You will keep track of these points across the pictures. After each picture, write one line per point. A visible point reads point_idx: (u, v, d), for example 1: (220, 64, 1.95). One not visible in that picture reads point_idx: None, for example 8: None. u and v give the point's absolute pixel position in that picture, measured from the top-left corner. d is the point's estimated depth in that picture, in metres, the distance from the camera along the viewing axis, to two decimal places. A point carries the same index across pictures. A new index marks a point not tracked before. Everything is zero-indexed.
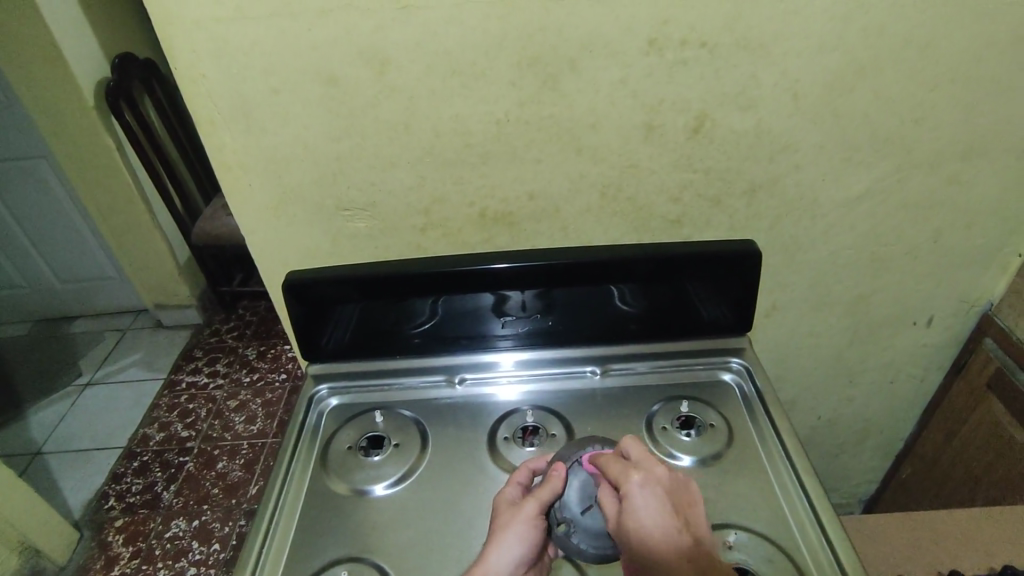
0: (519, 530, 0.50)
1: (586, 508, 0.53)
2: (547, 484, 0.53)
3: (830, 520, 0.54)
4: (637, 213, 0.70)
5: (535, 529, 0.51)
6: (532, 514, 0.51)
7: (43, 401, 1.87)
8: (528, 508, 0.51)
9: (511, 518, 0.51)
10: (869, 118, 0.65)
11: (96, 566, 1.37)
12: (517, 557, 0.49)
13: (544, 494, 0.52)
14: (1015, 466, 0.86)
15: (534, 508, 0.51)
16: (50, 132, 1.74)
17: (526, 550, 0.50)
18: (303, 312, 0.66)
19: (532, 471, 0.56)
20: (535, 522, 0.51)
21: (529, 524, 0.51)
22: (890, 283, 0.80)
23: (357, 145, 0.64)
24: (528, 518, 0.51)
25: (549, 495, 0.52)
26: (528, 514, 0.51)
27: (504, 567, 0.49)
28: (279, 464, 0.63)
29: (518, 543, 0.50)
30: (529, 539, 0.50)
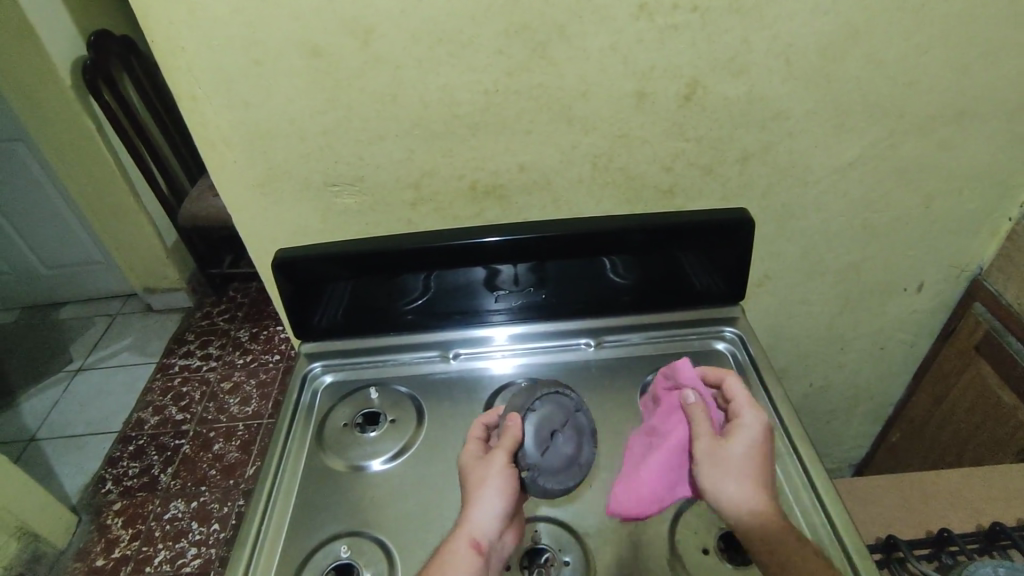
0: (495, 483, 0.51)
1: (544, 450, 0.52)
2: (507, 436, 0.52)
3: (823, 483, 0.55)
4: (629, 183, 0.70)
5: (511, 477, 0.51)
6: (504, 464, 0.51)
7: (35, 388, 1.86)
8: (500, 459, 0.51)
9: (485, 474, 0.51)
10: (861, 83, 0.64)
11: (96, 549, 1.37)
12: (497, 512, 0.50)
13: (507, 443, 0.52)
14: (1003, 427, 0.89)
15: (503, 459, 0.52)
16: (27, 113, 1.69)
17: (506, 502, 0.50)
18: (294, 289, 0.66)
19: (487, 424, 0.56)
20: (507, 472, 0.51)
21: (503, 475, 0.51)
22: (883, 249, 0.80)
23: (343, 119, 0.63)
24: (500, 470, 0.51)
25: (512, 444, 0.52)
26: (500, 466, 0.51)
27: (488, 523, 0.49)
28: (274, 442, 0.63)
29: (497, 496, 0.50)
30: (506, 490, 0.51)
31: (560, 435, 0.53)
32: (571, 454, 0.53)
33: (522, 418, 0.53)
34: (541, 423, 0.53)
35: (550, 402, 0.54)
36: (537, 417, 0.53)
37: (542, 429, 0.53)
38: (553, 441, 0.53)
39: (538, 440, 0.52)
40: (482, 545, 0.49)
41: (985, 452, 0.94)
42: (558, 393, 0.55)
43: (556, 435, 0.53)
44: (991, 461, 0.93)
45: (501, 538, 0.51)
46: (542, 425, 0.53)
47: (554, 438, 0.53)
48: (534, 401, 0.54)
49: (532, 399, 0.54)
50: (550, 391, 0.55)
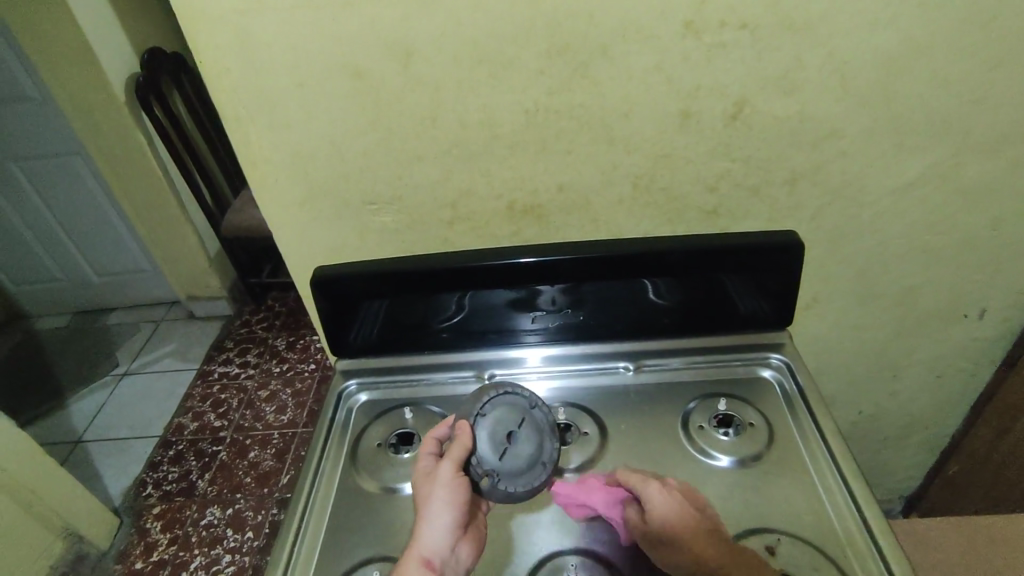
0: (444, 496, 0.50)
1: (501, 454, 0.52)
2: (452, 445, 0.53)
3: (881, 527, 0.51)
4: (671, 204, 0.68)
5: (462, 486, 0.51)
6: (452, 473, 0.51)
7: (82, 392, 1.83)
8: (447, 470, 0.51)
9: (432, 488, 0.51)
10: (920, 101, 0.61)
11: (135, 552, 1.29)
12: (447, 525, 0.49)
13: (455, 453, 0.52)
14: None
15: (451, 469, 0.51)
16: (82, 125, 1.74)
17: (455, 514, 0.50)
18: (332, 307, 0.66)
19: (438, 437, 0.55)
20: (456, 481, 0.51)
21: (451, 486, 0.51)
22: (942, 274, 0.76)
23: (383, 139, 0.63)
24: (448, 481, 0.51)
25: (460, 453, 0.52)
26: (448, 478, 0.51)
27: (438, 538, 0.49)
28: (309, 462, 0.62)
29: (446, 508, 0.50)
30: (454, 501, 0.50)
31: (516, 436, 0.53)
32: (532, 454, 0.53)
33: (472, 425, 0.54)
34: (493, 427, 0.53)
35: (501, 405, 0.55)
36: (488, 422, 0.54)
37: (495, 433, 0.53)
38: (509, 443, 0.53)
39: (493, 445, 0.53)
40: (433, 562, 0.48)
41: None
42: (508, 394, 0.55)
43: (512, 437, 0.53)
44: None
45: (456, 553, 0.50)
46: (496, 429, 0.54)
47: (509, 440, 0.53)
48: (484, 406, 0.55)
49: (482, 403, 0.55)
50: (500, 393, 0.55)
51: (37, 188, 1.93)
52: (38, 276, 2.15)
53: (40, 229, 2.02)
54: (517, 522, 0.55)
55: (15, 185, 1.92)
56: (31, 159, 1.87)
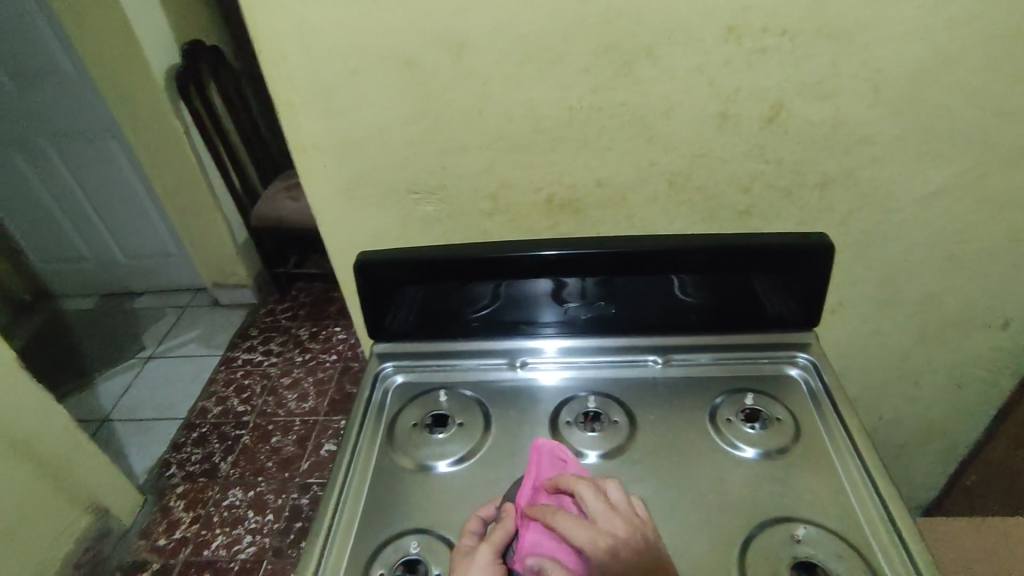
0: None
1: None
2: (495, 530, 0.52)
3: (905, 521, 0.52)
4: (704, 203, 0.70)
5: (498, 574, 0.49)
6: (490, 558, 0.50)
7: (110, 372, 1.86)
8: (486, 553, 0.50)
9: (467, 568, 0.49)
10: (953, 111, 0.62)
11: (158, 529, 1.32)
12: None
13: (497, 536, 0.51)
14: None
15: (489, 554, 0.50)
16: (121, 110, 1.76)
17: None
18: (373, 291, 0.69)
19: (483, 518, 0.54)
20: (494, 567, 0.49)
21: (487, 571, 0.49)
22: (969, 283, 0.77)
23: (430, 130, 0.66)
24: (485, 565, 0.49)
25: (502, 537, 0.51)
26: (485, 562, 0.50)
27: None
28: (348, 437, 0.65)
29: None
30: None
31: None
32: None
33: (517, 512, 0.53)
34: None
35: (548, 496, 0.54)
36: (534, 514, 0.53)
37: None
38: None
39: None
40: None
41: None
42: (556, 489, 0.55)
43: None
44: None
45: None
46: None
47: None
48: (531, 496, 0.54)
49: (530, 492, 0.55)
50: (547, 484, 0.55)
51: (74, 172, 1.99)
52: (71, 257, 2.20)
53: (75, 211, 2.08)
54: None
55: (53, 167, 1.98)
56: (68, 141, 1.93)
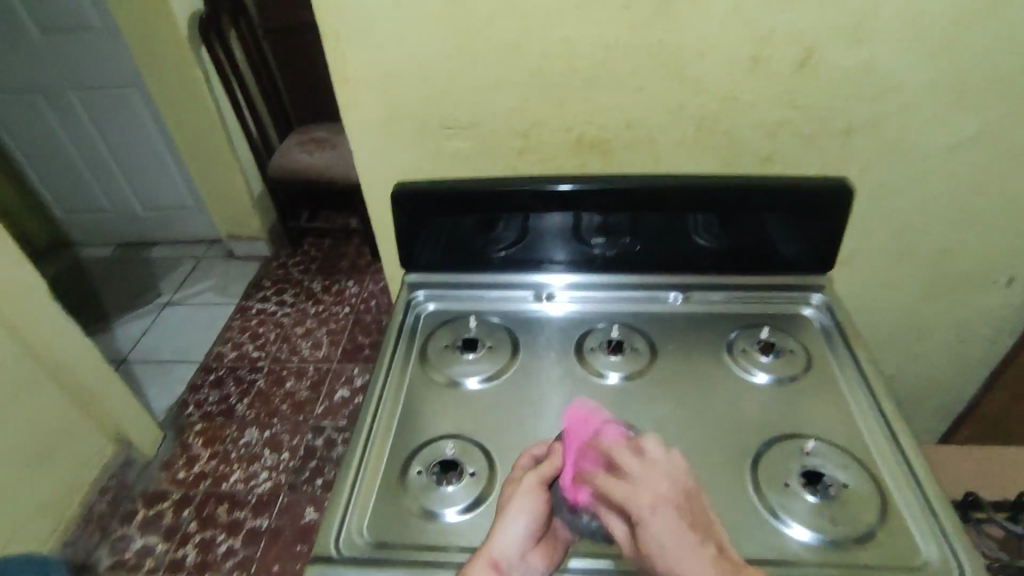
0: (523, 505, 0.49)
1: None
2: (544, 463, 0.51)
3: (908, 437, 0.55)
4: (730, 147, 0.72)
5: (540, 501, 0.49)
6: (536, 485, 0.50)
7: (127, 316, 1.90)
8: (532, 480, 0.50)
9: (512, 495, 0.50)
10: (976, 62, 0.65)
11: (178, 463, 1.37)
12: (521, 533, 0.48)
13: (545, 470, 0.50)
14: None
15: (534, 481, 0.50)
16: (142, 56, 1.74)
17: (531, 524, 0.48)
18: (408, 220, 0.72)
19: (535, 454, 0.53)
20: (540, 494, 0.49)
21: (532, 496, 0.49)
22: (976, 237, 0.80)
23: (470, 64, 0.68)
24: (530, 492, 0.49)
25: (550, 471, 0.50)
26: (531, 488, 0.49)
27: (509, 544, 0.47)
28: (383, 354, 0.68)
29: (522, 516, 0.48)
30: (532, 513, 0.48)
31: None
32: None
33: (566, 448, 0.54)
34: None
35: None
36: None
37: None
38: None
39: None
40: (501, 565, 0.47)
41: None
42: None
43: None
44: None
45: (526, 561, 0.48)
46: None
47: None
48: None
49: None
50: None
51: (93, 117, 1.97)
52: (88, 205, 2.20)
53: (93, 158, 2.07)
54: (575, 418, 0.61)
55: (73, 114, 1.97)
56: (90, 91, 1.91)
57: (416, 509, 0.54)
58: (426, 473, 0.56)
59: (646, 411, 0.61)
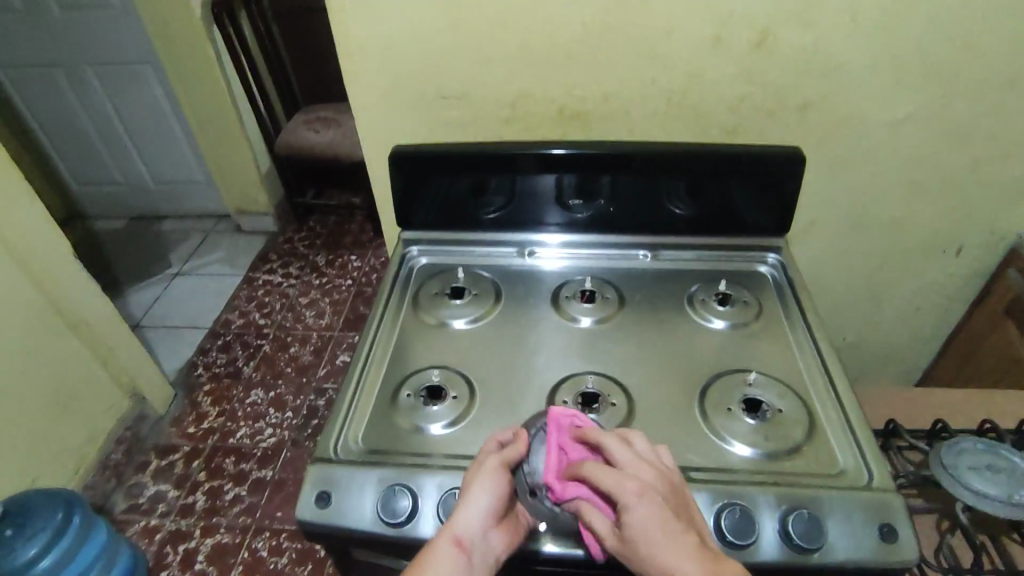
0: (484, 486, 0.51)
1: None
2: (506, 448, 0.53)
3: (838, 371, 0.63)
4: (697, 120, 0.79)
5: (501, 482, 0.51)
6: (497, 467, 0.52)
7: (139, 285, 1.98)
8: (493, 462, 0.52)
9: (474, 476, 0.51)
10: (917, 45, 0.72)
11: (188, 419, 1.46)
12: (483, 512, 0.50)
13: (509, 455, 0.52)
14: None
15: (496, 462, 0.52)
16: (157, 34, 1.81)
17: (491, 504, 0.50)
18: (404, 180, 0.79)
19: (501, 440, 0.55)
20: (500, 475, 0.51)
21: (493, 477, 0.51)
22: (926, 209, 0.87)
23: (460, 39, 0.75)
24: (490, 473, 0.51)
25: (513, 455, 0.53)
26: (493, 468, 0.51)
27: (472, 521, 0.49)
28: (379, 299, 0.76)
29: (484, 495, 0.50)
30: (496, 491, 0.51)
31: None
32: None
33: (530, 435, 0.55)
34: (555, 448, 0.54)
35: None
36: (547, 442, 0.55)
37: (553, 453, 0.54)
38: None
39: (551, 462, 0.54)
40: (463, 542, 0.48)
41: None
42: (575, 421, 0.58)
43: None
44: None
45: (488, 540, 0.49)
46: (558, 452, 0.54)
47: None
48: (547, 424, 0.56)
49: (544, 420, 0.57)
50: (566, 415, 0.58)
51: (109, 93, 2.05)
52: (102, 178, 2.28)
53: (108, 132, 2.14)
54: (548, 353, 0.69)
55: (90, 88, 2.04)
56: (107, 66, 1.98)
57: (407, 424, 0.62)
58: (414, 396, 0.64)
59: (612, 349, 0.69)
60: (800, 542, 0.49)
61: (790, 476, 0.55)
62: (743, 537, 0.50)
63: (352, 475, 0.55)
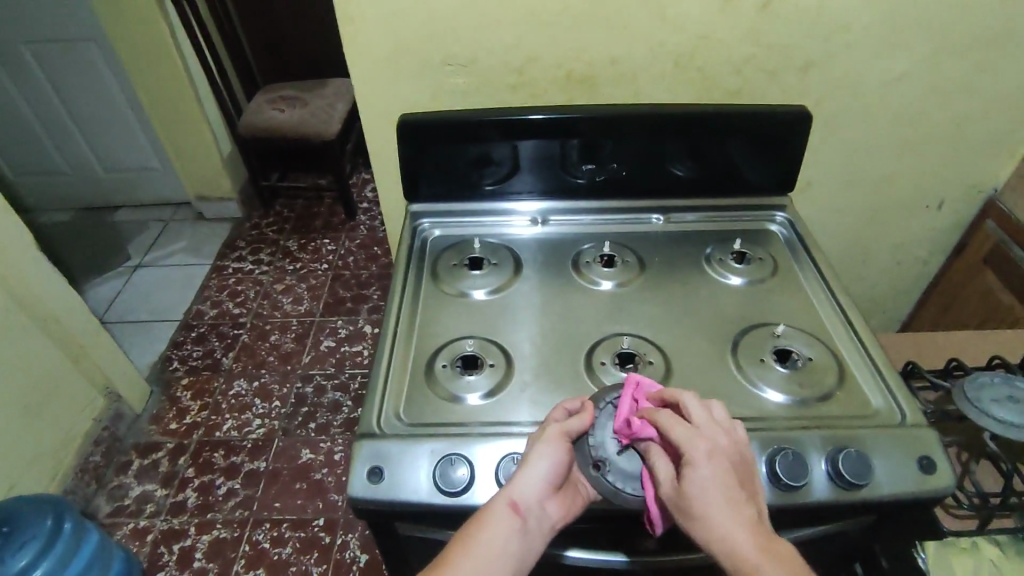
0: (544, 453, 0.50)
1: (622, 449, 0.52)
2: (571, 418, 0.53)
3: (858, 319, 0.66)
4: (703, 82, 0.80)
5: (562, 450, 0.50)
6: (559, 435, 0.51)
7: (97, 279, 1.87)
8: (555, 430, 0.51)
9: (535, 442, 0.51)
10: (915, 2, 0.74)
11: (168, 416, 1.40)
12: (542, 479, 0.49)
13: (572, 425, 0.52)
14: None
15: (558, 431, 0.51)
16: (101, 7, 1.68)
17: (551, 471, 0.49)
18: (412, 150, 0.77)
19: (568, 409, 0.54)
20: (561, 444, 0.51)
21: (554, 445, 0.50)
22: (912, 165, 0.91)
23: (468, 1, 0.72)
24: (552, 442, 0.50)
25: (576, 426, 0.52)
26: (553, 437, 0.51)
27: (530, 487, 0.48)
28: (397, 272, 0.74)
29: (544, 462, 0.49)
30: (555, 458, 0.50)
31: None
32: None
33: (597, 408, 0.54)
34: None
35: None
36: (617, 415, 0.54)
37: None
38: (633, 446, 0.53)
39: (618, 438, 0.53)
40: (520, 508, 0.48)
41: None
42: None
43: None
44: None
45: (545, 508, 0.49)
46: None
47: None
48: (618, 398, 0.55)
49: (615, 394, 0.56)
50: None
51: (48, 74, 1.90)
52: (45, 167, 2.12)
53: (50, 117, 1.99)
54: (577, 319, 0.69)
55: (27, 69, 1.88)
56: (45, 45, 1.84)
57: (443, 394, 0.61)
58: (450, 366, 0.63)
59: (639, 311, 0.69)
60: (850, 478, 0.51)
61: (829, 419, 0.57)
62: (797, 478, 0.52)
63: (404, 448, 0.54)
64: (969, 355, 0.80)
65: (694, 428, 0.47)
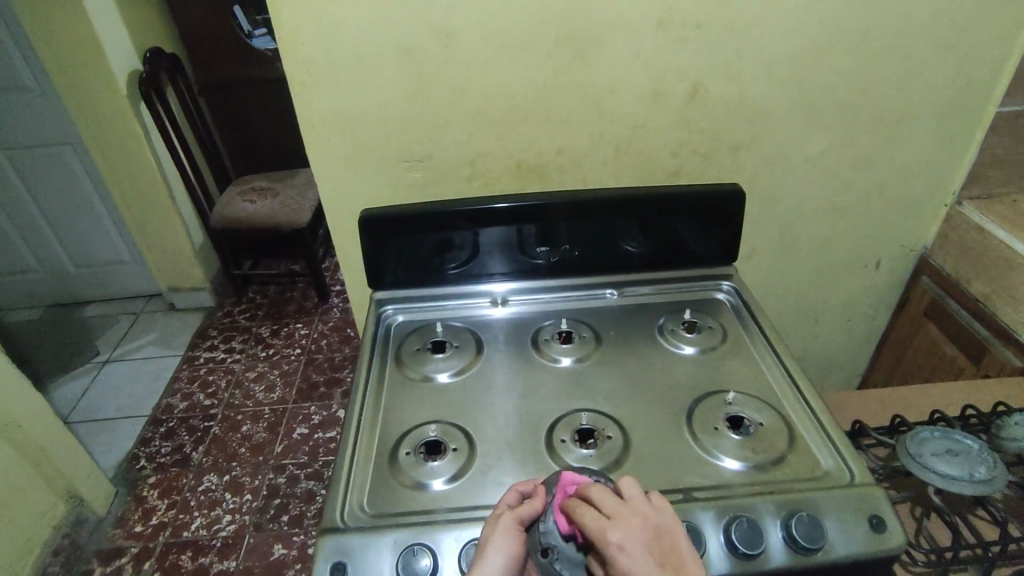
0: (499, 542, 0.51)
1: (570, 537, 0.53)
2: (522, 504, 0.54)
3: (804, 382, 0.69)
4: (644, 166, 0.86)
5: (517, 540, 0.51)
6: (512, 525, 0.52)
7: (64, 377, 1.84)
8: (508, 519, 0.52)
9: (490, 532, 0.51)
10: (824, 89, 0.82)
11: (133, 517, 1.35)
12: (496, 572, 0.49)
13: (523, 511, 0.53)
14: (961, 345, 0.99)
15: (511, 521, 0.52)
16: (77, 114, 1.75)
17: (508, 562, 0.50)
18: (374, 242, 0.81)
19: (520, 492, 0.55)
20: (516, 532, 0.51)
21: (508, 535, 0.51)
22: (846, 230, 0.97)
23: (421, 105, 0.79)
24: (506, 532, 0.51)
25: (528, 512, 0.53)
26: (507, 527, 0.51)
27: None
28: (361, 361, 0.76)
29: (499, 552, 0.50)
30: (509, 550, 0.50)
31: None
32: None
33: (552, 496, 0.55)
34: None
35: None
36: None
37: None
38: None
39: None
40: None
41: (976, 357, 0.97)
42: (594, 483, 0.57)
43: None
44: (981, 362, 0.96)
45: None
46: None
47: None
48: (572, 483, 0.56)
49: (571, 480, 0.56)
50: (588, 479, 0.57)
51: (21, 177, 1.94)
52: (13, 266, 2.12)
53: (21, 218, 2.01)
54: (537, 398, 0.71)
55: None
56: (19, 150, 1.88)
57: (408, 482, 0.62)
58: (414, 453, 0.64)
59: (597, 386, 0.72)
60: (804, 543, 0.53)
61: (780, 484, 0.59)
62: (754, 546, 0.53)
63: (366, 542, 0.55)
64: (917, 407, 0.83)
65: (606, 514, 0.49)
